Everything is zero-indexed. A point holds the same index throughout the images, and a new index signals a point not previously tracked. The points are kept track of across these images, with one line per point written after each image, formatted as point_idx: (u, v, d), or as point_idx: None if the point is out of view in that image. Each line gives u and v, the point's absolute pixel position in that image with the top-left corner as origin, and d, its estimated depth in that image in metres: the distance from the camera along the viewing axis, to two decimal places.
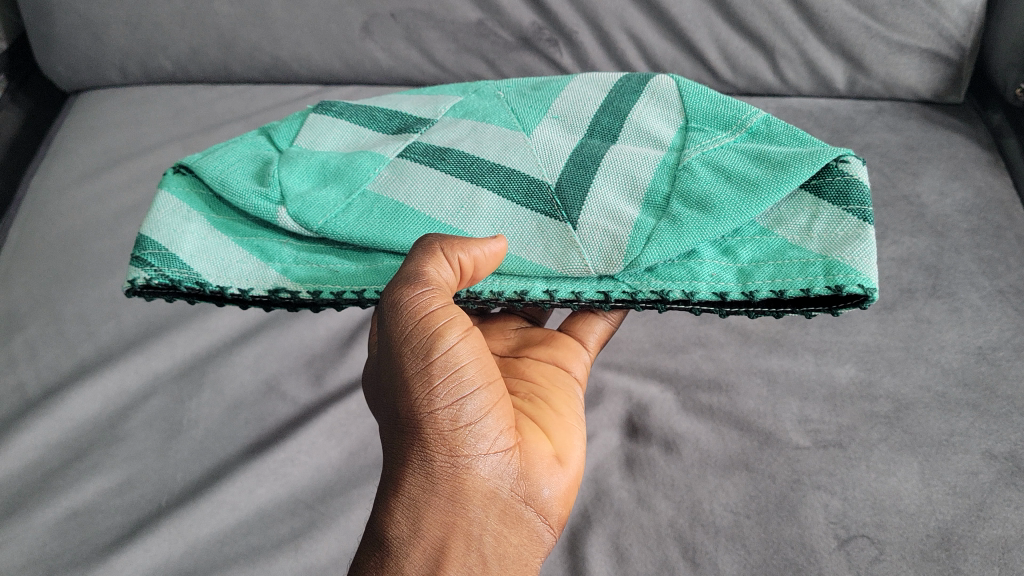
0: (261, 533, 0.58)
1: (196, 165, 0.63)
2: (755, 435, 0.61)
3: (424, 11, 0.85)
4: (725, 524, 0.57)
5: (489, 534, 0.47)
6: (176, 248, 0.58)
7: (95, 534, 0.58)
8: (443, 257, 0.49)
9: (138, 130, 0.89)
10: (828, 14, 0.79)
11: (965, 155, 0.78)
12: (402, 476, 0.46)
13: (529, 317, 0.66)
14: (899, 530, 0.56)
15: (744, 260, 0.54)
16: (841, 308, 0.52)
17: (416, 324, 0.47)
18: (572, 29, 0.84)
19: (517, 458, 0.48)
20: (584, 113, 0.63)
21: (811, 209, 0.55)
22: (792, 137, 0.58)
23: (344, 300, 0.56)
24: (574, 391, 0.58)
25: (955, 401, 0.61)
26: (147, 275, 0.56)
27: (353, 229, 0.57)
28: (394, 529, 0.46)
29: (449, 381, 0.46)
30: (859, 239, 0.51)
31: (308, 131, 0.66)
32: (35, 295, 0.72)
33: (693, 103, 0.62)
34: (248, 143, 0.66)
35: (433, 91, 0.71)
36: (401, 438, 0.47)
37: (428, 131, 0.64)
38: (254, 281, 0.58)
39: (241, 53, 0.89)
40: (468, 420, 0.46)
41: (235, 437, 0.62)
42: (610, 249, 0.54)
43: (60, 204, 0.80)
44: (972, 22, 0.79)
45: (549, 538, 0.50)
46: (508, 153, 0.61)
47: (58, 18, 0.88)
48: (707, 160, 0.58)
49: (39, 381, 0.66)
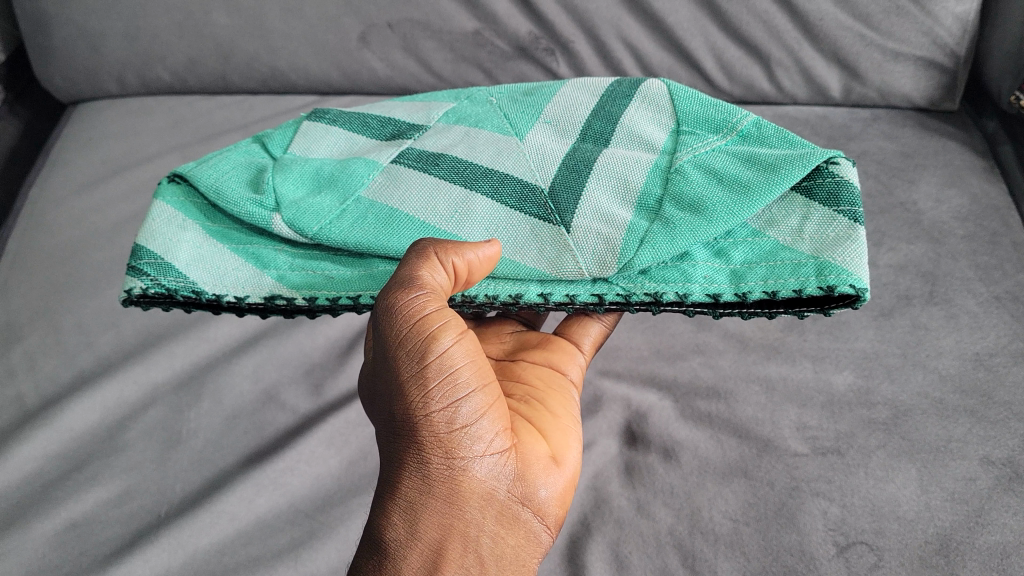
0: (261, 543, 0.58)
1: (190, 174, 0.63)
2: (753, 442, 0.61)
3: (421, 21, 0.85)
4: (724, 531, 0.57)
5: (486, 535, 0.47)
6: (172, 257, 0.58)
7: (95, 545, 0.58)
8: (438, 261, 0.49)
9: (137, 141, 0.89)
10: (823, 23, 0.79)
11: (961, 162, 0.79)
12: (399, 479, 0.47)
13: (524, 321, 0.66)
14: (898, 536, 0.56)
15: (737, 261, 0.54)
16: (832, 308, 0.52)
17: (411, 327, 0.47)
18: (569, 38, 0.85)
19: (514, 459, 0.49)
20: (577, 119, 0.63)
21: (803, 210, 0.55)
22: (783, 140, 0.59)
23: (339, 306, 0.56)
24: (569, 392, 0.58)
25: (952, 407, 0.62)
26: (143, 284, 0.56)
27: (348, 235, 0.57)
28: (391, 532, 0.46)
29: (444, 383, 0.46)
30: (851, 239, 0.52)
31: (302, 138, 0.66)
32: (34, 306, 0.72)
33: (684, 108, 0.62)
34: (241, 151, 0.66)
35: (426, 96, 0.71)
36: (398, 441, 0.47)
37: (421, 136, 0.65)
38: (250, 289, 0.58)
39: (239, 63, 0.90)
40: (463, 422, 0.46)
41: (234, 447, 0.62)
42: (604, 252, 0.54)
43: (59, 215, 0.81)
44: (966, 30, 0.79)
45: (547, 539, 0.50)
46: (501, 158, 0.61)
47: (56, 30, 0.88)
48: (699, 163, 0.58)
49: (38, 392, 0.66)
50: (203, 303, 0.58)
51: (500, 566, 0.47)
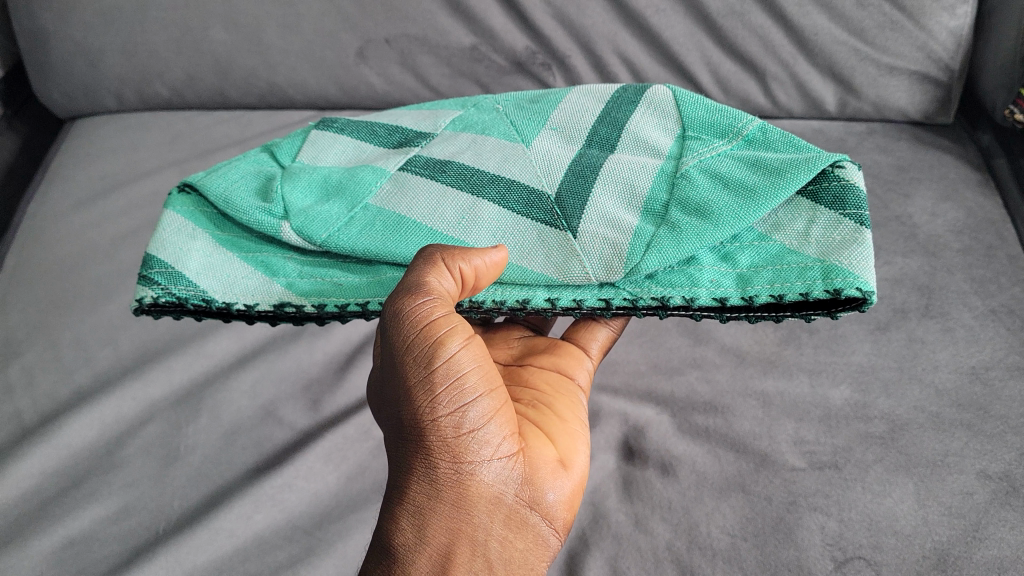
0: (259, 559, 0.58)
1: (200, 183, 0.64)
2: (751, 457, 0.61)
3: (418, 37, 0.86)
4: (722, 546, 0.57)
5: (495, 540, 0.47)
6: (183, 266, 0.59)
7: (93, 563, 0.57)
8: (444, 268, 0.49)
9: (135, 156, 0.89)
10: (818, 37, 0.80)
11: (956, 175, 0.79)
12: (407, 484, 0.46)
13: (533, 326, 0.66)
14: (895, 551, 0.56)
15: (743, 265, 0.54)
16: (840, 312, 0.52)
17: (419, 333, 0.47)
18: (566, 53, 0.85)
19: (522, 463, 0.48)
20: (583, 123, 0.63)
21: (809, 214, 0.55)
22: (788, 143, 0.59)
23: (348, 312, 0.56)
24: (577, 398, 0.58)
25: (949, 421, 0.62)
26: (154, 293, 0.57)
27: (356, 242, 0.58)
28: (400, 537, 0.46)
29: (451, 388, 0.46)
30: (857, 243, 0.52)
31: (310, 147, 0.67)
32: (32, 322, 0.72)
33: (689, 112, 0.62)
34: (251, 160, 0.66)
35: (433, 105, 0.71)
36: (406, 447, 0.47)
37: (428, 144, 0.65)
38: (260, 296, 0.58)
39: (237, 79, 0.90)
40: (471, 426, 0.46)
41: (232, 463, 0.62)
42: (610, 257, 0.54)
43: (57, 230, 0.81)
44: (960, 45, 0.79)
45: (555, 543, 0.50)
46: (508, 164, 0.61)
47: (55, 46, 0.89)
48: (705, 168, 0.58)
49: (36, 408, 0.66)
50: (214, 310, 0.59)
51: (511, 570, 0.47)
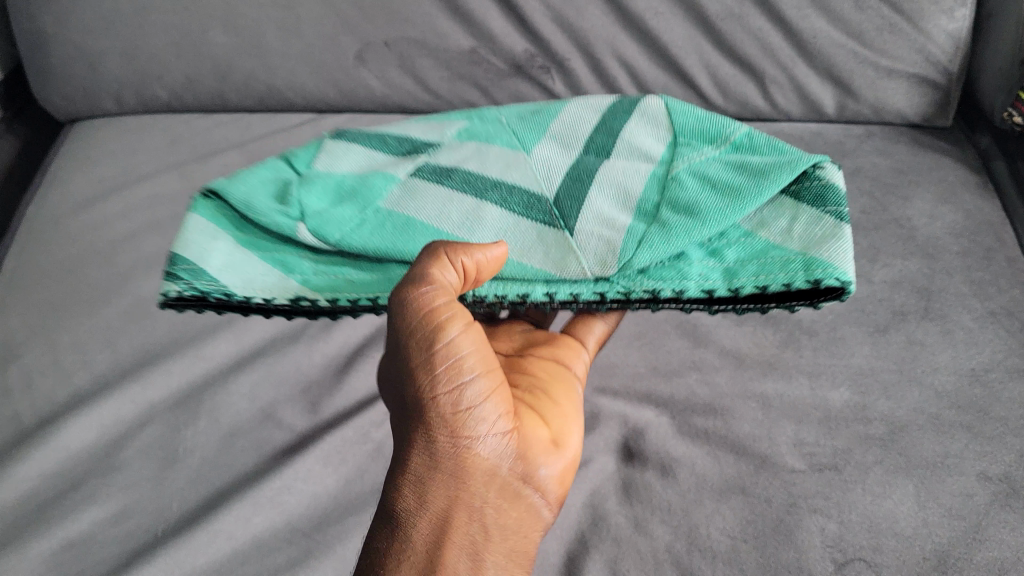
0: (259, 561, 0.58)
1: (220, 188, 0.63)
2: (751, 459, 0.61)
3: (417, 40, 0.86)
4: (722, 548, 0.57)
5: (490, 507, 0.48)
6: (205, 263, 0.59)
7: (91, 566, 0.57)
8: (448, 262, 0.48)
9: (134, 159, 0.89)
10: (817, 40, 0.80)
11: (955, 178, 0.79)
12: (406, 455, 0.47)
13: (534, 322, 0.67)
14: (895, 553, 0.56)
15: (730, 260, 0.54)
16: (820, 303, 0.52)
17: (421, 317, 0.46)
18: (565, 56, 0.85)
19: (516, 439, 0.49)
20: (582, 132, 0.64)
21: (791, 213, 0.56)
22: (774, 148, 0.60)
23: (360, 307, 0.57)
24: (574, 387, 0.58)
25: (948, 423, 0.62)
26: (179, 287, 0.57)
27: (371, 241, 0.57)
28: (400, 502, 0.46)
29: (452, 367, 0.46)
30: (836, 237, 0.53)
31: (325, 155, 0.66)
32: (30, 325, 0.71)
33: (680, 120, 0.64)
34: (269, 168, 0.66)
35: (439, 117, 0.72)
36: (405, 420, 0.47)
37: (436, 152, 0.65)
38: (278, 291, 0.58)
39: (237, 82, 0.90)
40: (469, 404, 0.46)
41: (232, 466, 0.62)
42: (604, 253, 0.55)
43: (56, 232, 0.81)
44: (958, 47, 0.80)
45: (547, 515, 0.51)
46: (509, 170, 0.62)
47: (54, 49, 0.89)
48: (694, 171, 0.59)
49: (34, 411, 0.66)
50: (234, 305, 0.58)
51: (512, 562, 0.48)
